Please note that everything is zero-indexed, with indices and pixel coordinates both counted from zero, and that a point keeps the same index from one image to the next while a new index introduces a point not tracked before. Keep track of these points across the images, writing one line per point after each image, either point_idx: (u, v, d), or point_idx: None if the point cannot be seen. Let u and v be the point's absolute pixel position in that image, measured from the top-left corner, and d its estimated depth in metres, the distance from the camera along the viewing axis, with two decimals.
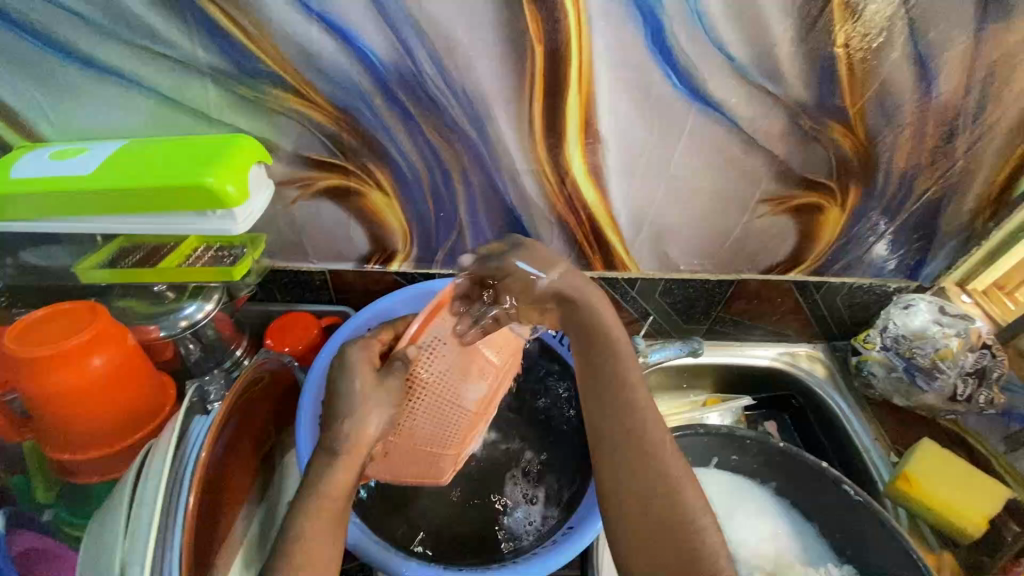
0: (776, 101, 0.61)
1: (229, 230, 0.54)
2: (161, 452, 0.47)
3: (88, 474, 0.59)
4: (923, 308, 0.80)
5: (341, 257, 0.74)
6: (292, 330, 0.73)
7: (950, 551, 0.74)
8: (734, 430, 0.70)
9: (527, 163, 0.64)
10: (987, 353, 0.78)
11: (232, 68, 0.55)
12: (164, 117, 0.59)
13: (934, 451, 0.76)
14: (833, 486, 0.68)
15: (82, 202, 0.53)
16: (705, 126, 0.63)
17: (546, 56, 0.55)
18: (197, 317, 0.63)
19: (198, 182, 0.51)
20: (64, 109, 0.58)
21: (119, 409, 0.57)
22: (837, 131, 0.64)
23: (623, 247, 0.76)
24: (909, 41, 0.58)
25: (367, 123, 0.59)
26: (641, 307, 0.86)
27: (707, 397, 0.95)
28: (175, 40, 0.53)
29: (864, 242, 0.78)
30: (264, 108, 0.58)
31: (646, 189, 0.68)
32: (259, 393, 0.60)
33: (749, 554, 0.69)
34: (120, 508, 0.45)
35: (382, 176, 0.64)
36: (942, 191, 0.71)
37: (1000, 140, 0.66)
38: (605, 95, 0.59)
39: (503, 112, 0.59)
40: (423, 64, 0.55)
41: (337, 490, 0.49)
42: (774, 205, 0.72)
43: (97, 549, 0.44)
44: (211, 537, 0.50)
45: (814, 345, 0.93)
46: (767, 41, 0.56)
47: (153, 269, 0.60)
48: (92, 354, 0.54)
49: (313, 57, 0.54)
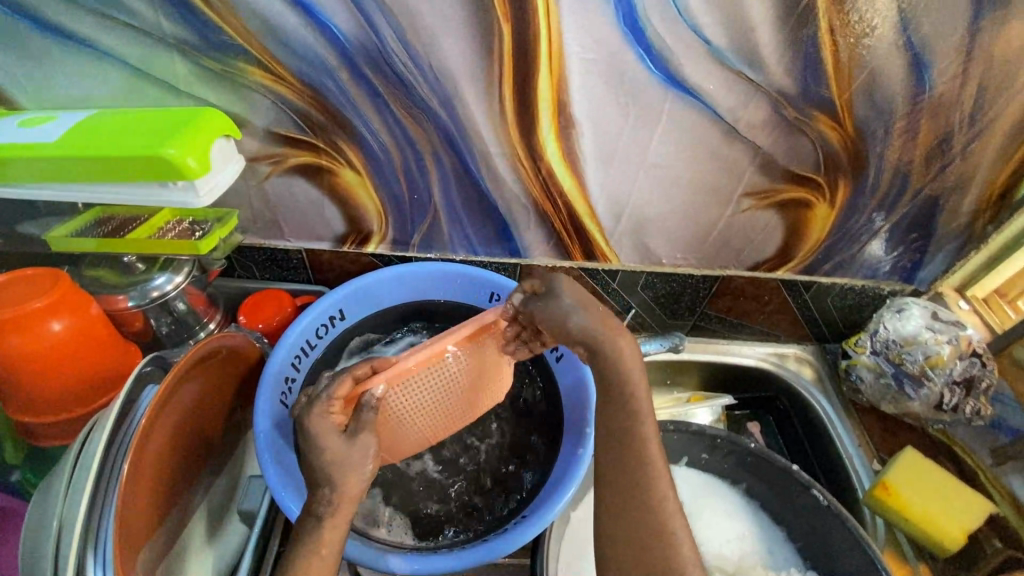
0: (758, 88, 0.59)
1: (191, 203, 0.54)
2: (103, 422, 0.47)
3: (53, 438, 0.59)
4: (916, 313, 0.76)
5: (318, 236, 0.74)
6: (265, 307, 0.73)
7: (926, 565, 0.71)
8: (704, 428, 0.69)
9: (500, 146, 0.63)
10: (977, 362, 0.74)
11: (197, 39, 0.54)
12: (134, 88, 0.59)
13: (916, 461, 0.73)
14: (801, 489, 0.66)
15: (43, 168, 0.53)
16: (684, 114, 0.61)
17: (514, 35, 0.54)
18: (167, 288, 0.64)
19: (157, 154, 0.51)
20: (36, 78, 0.58)
21: (80, 376, 0.57)
22: (824, 124, 0.62)
23: (603, 237, 0.74)
24: (902, 29, 0.55)
25: (335, 100, 0.59)
26: (622, 300, 0.84)
27: (691, 395, 0.92)
28: (140, 11, 0.52)
29: (857, 241, 0.75)
30: (233, 83, 0.58)
31: (623, 179, 0.67)
32: (218, 365, 0.60)
33: (711, 554, 0.68)
34: (61, 473, 0.45)
35: (354, 156, 0.64)
36: (939, 190, 0.68)
37: (1000, 139, 0.63)
38: (578, 78, 0.57)
39: (473, 95, 0.58)
40: (389, 40, 0.54)
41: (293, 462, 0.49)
42: (759, 199, 0.70)
43: (37, 510, 0.45)
44: (163, 501, 0.51)
45: (803, 346, 0.90)
46: (746, 24, 0.54)
47: (123, 239, 0.61)
48: (52, 319, 0.53)
49: (278, 31, 0.54)
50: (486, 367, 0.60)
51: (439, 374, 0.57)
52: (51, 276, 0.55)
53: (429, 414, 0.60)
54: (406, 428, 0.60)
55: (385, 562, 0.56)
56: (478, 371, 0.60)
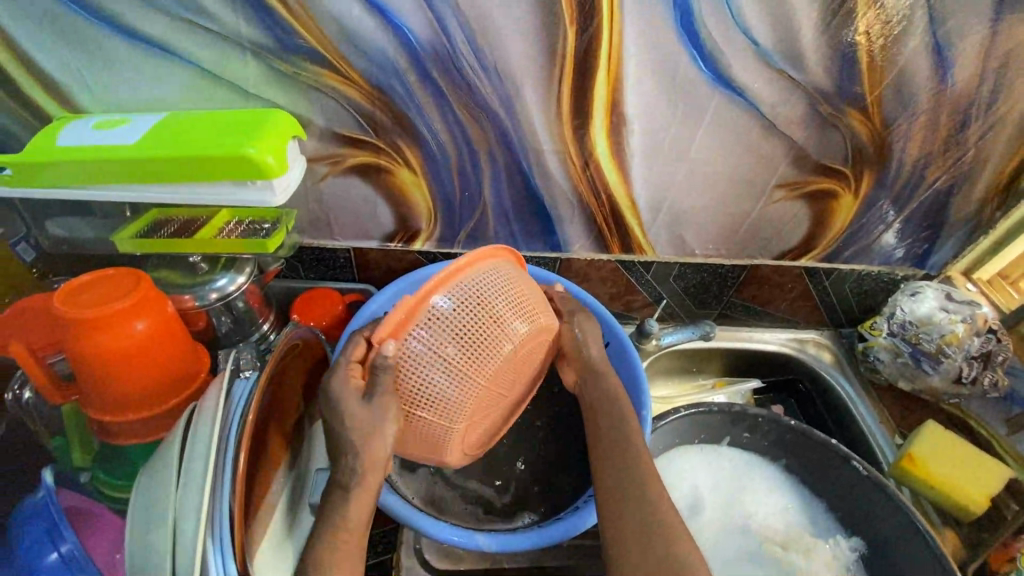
0: (798, 86, 0.63)
1: (269, 201, 0.56)
2: (209, 411, 0.49)
3: (128, 436, 0.60)
4: (930, 295, 0.82)
5: (366, 235, 0.76)
6: (319, 304, 0.75)
7: (952, 529, 0.77)
8: (746, 408, 0.73)
9: (554, 144, 0.66)
10: (993, 338, 0.80)
11: (272, 43, 0.56)
12: (202, 91, 0.60)
13: (938, 432, 0.78)
14: (840, 461, 0.70)
15: (124, 170, 0.54)
16: (727, 110, 0.64)
17: (578, 36, 0.57)
18: (229, 288, 0.65)
19: (241, 154, 0.52)
20: (106, 83, 0.59)
21: (159, 373, 0.58)
22: (855, 119, 0.66)
23: (642, 230, 0.78)
24: (929, 29, 0.60)
25: (401, 101, 0.61)
26: (654, 291, 0.88)
27: (715, 380, 0.97)
28: (219, 15, 0.54)
29: (874, 230, 0.80)
30: (301, 84, 0.59)
31: (667, 173, 0.70)
32: (292, 361, 0.61)
33: (759, 525, 0.71)
34: (171, 464, 0.46)
35: (412, 155, 0.66)
36: (953, 178, 0.73)
37: (1012, 129, 0.68)
38: (633, 77, 0.61)
39: (533, 95, 0.61)
40: (458, 43, 0.57)
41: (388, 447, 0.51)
42: (789, 190, 0.74)
43: (149, 500, 0.46)
44: (251, 491, 0.52)
45: (821, 331, 0.95)
46: (790, 25, 0.58)
47: (190, 239, 0.62)
48: (136, 319, 0.54)
49: (352, 34, 0.56)
50: (485, 326, 0.55)
51: (438, 350, 0.53)
52: (132, 276, 0.56)
53: (449, 399, 0.55)
54: (433, 421, 0.55)
55: (473, 541, 0.59)
56: (482, 335, 0.55)
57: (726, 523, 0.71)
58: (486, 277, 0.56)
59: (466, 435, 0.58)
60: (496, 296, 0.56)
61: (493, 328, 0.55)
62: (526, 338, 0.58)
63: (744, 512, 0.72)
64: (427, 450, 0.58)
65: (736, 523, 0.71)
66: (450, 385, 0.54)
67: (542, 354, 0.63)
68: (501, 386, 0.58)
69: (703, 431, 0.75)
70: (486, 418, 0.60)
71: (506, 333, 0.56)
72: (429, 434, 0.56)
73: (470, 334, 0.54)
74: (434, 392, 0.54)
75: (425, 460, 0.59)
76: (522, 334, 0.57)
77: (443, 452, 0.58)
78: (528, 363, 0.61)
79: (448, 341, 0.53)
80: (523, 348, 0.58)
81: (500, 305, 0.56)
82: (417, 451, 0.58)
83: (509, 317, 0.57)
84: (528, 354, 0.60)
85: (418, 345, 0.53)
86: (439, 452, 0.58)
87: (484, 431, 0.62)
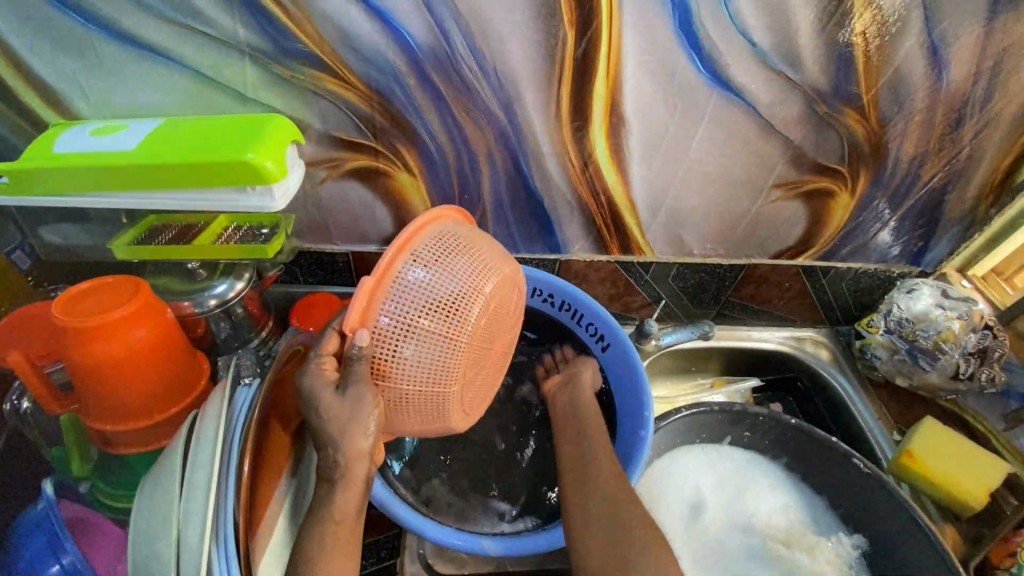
0: (795, 86, 0.63)
1: (268, 207, 0.55)
2: (211, 419, 0.48)
3: (127, 445, 0.59)
4: (925, 292, 0.82)
5: (364, 239, 0.75)
6: (317, 311, 0.74)
7: (951, 525, 0.77)
8: (747, 407, 0.73)
9: (553, 146, 0.66)
10: (989, 334, 0.81)
11: (271, 47, 0.56)
12: (199, 96, 0.59)
13: (936, 428, 0.79)
14: (841, 459, 0.71)
15: (121, 176, 0.54)
16: (725, 111, 0.65)
17: (577, 38, 0.57)
18: (228, 295, 0.64)
19: (240, 159, 0.52)
20: (102, 88, 0.58)
21: (158, 381, 0.57)
22: (851, 118, 0.67)
23: (641, 231, 0.78)
24: (924, 29, 0.60)
25: (400, 104, 0.61)
26: (653, 291, 0.88)
27: (714, 379, 0.98)
28: (217, 19, 0.54)
29: (871, 228, 0.81)
30: (300, 89, 0.59)
31: (665, 174, 0.70)
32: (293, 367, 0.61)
33: (761, 523, 0.72)
34: (174, 472, 0.46)
35: (411, 159, 0.66)
36: (948, 176, 0.74)
37: (1005, 127, 0.69)
38: (631, 78, 0.61)
39: (533, 98, 0.61)
40: (457, 45, 0.57)
41: None
42: (786, 190, 0.74)
43: (152, 509, 0.45)
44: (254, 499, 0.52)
45: (818, 329, 0.96)
46: (788, 25, 0.58)
47: (189, 245, 0.62)
48: (136, 327, 0.54)
49: (352, 38, 0.55)
50: (452, 287, 0.54)
51: (410, 321, 0.52)
52: (131, 284, 0.55)
53: (437, 367, 0.53)
54: (428, 390, 0.54)
55: (478, 544, 0.60)
56: (454, 297, 0.53)
57: (728, 522, 0.72)
58: (442, 240, 0.55)
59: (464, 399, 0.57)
60: (457, 255, 0.55)
61: (465, 288, 0.54)
62: (497, 289, 0.57)
63: (746, 510, 0.73)
64: (428, 422, 0.57)
65: (739, 521, 0.72)
66: (434, 353, 0.53)
67: (519, 309, 0.63)
68: (485, 345, 0.57)
69: (704, 431, 0.75)
70: (477, 381, 0.59)
71: (479, 288, 0.55)
72: (430, 405, 0.55)
73: (439, 299, 0.53)
74: (420, 362, 0.53)
75: (428, 433, 0.58)
76: (492, 284, 0.56)
77: (445, 420, 0.57)
78: (509, 318, 0.61)
79: (418, 311, 0.52)
80: (498, 301, 0.57)
81: (464, 263, 0.55)
82: (416, 426, 0.56)
83: (477, 272, 0.55)
84: (504, 309, 0.59)
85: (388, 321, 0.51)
86: (444, 422, 0.57)
87: (479, 397, 0.61)
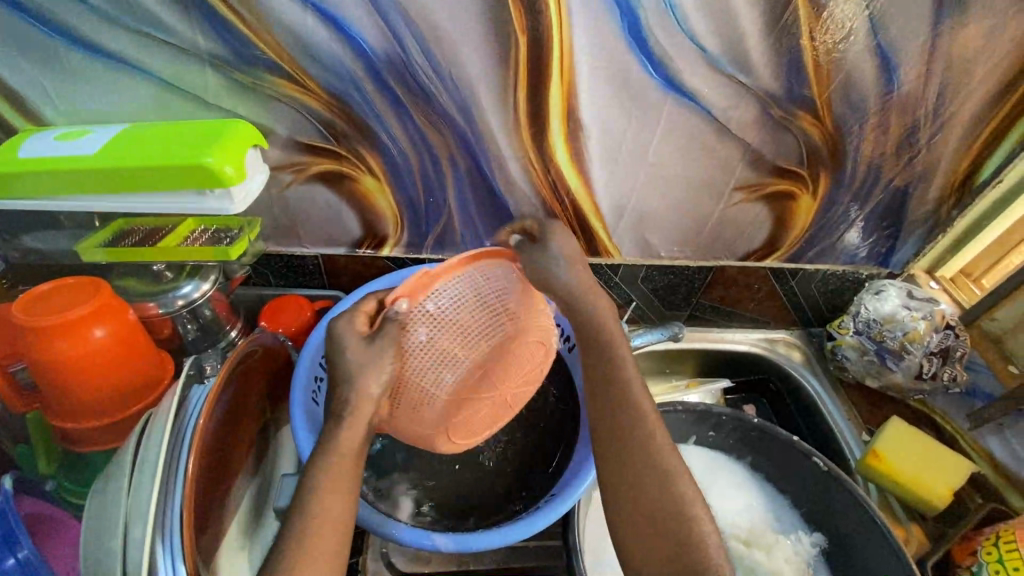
0: (748, 89, 0.64)
1: (227, 210, 0.57)
2: (162, 416, 0.49)
3: (89, 443, 0.60)
4: (893, 293, 0.83)
5: (334, 242, 0.77)
6: (287, 311, 0.75)
7: (917, 524, 0.78)
8: (710, 407, 0.74)
9: (513, 149, 0.67)
10: (951, 334, 0.81)
11: (231, 55, 0.57)
12: (166, 103, 0.61)
13: (903, 428, 0.79)
14: (802, 457, 0.72)
15: (84, 180, 0.55)
16: (680, 115, 0.66)
17: (528, 44, 0.58)
18: (194, 296, 0.65)
19: (198, 163, 0.53)
20: (68, 95, 0.60)
21: (119, 380, 0.59)
22: (806, 121, 0.68)
23: (606, 233, 0.79)
24: (871, 34, 0.61)
25: (360, 109, 0.62)
26: (624, 293, 0.89)
27: (688, 380, 0.96)
28: (176, 28, 0.55)
29: (837, 229, 0.82)
30: (262, 95, 0.61)
31: (626, 177, 0.72)
32: (254, 366, 0.63)
33: (723, 523, 0.72)
34: (122, 470, 0.47)
35: (374, 162, 0.67)
36: (908, 179, 0.75)
37: (960, 130, 0.70)
38: (585, 83, 0.62)
39: (490, 102, 0.63)
40: (412, 52, 0.58)
41: (344, 448, 0.52)
42: (748, 193, 0.76)
43: (100, 504, 0.46)
44: (208, 499, 0.52)
45: (790, 331, 0.96)
46: (736, 31, 0.59)
47: (154, 248, 0.63)
48: (96, 326, 0.55)
49: (308, 46, 0.57)
50: (478, 311, 0.62)
51: (445, 314, 0.60)
52: (93, 285, 0.57)
53: (443, 367, 0.61)
54: (422, 387, 0.60)
55: (431, 540, 0.60)
56: (481, 318, 0.62)
57: None
58: (491, 267, 0.63)
59: (445, 417, 0.61)
60: (491, 284, 0.62)
61: (487, 315, 0.62)
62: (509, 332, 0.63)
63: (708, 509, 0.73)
64: (411, 420, 0.61)
65: None
66: (449, 351, 0.61)
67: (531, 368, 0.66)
68: (486, 374, 0.63)
69: (669, 431, 0.75)
70: (466, 405, 0.62)
71: (495, 322, 0.62)
72: (422, 406, 0.60)
73: (472, 314, 0.62)
74: (434, 354, 0.60)
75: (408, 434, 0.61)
76: (505, 325, 0.63)
77: (424, 422, 0.61)
78: (516, 369, 0.64)
79: (459, 310, 0.61)
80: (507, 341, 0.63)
81: (497, 293, 0.62)
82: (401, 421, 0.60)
83: (494, 307, 0.62)
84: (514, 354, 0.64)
85: (431, 307, 0.59)
86: (426, 430, 0.61)
87: (467, 424, 0.63)
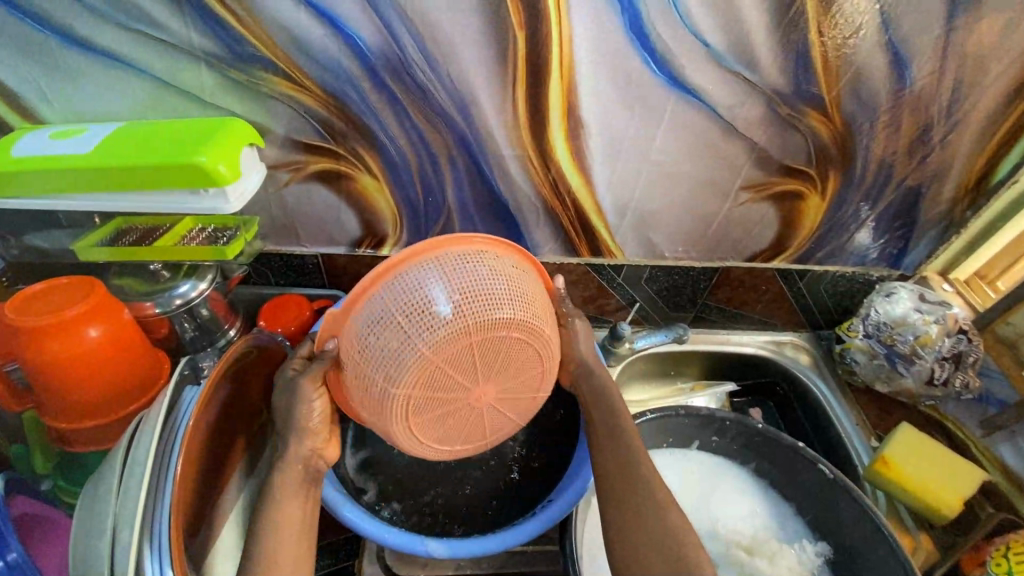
0: (753, 86, 0.63)
1: (222, 209, 0.56)
2: (152, 420, 0.49)
3: (84, 443, 0.60)
4: (904, 296, 0.81)
5: (333, 241, 0.76)
6: (285, 310, 0.75)
7: (926, 534, 0.75)
8: (714, 411, 0.72)
9: (513, 148, 0.66)
10: (964, 338, 0.79)
11: (225, 53, 0.57)
12: (162, 101, 0.61)
13: (912, 435, 0.77)
14: (807, 464, 0.70)
15: (78, 179, 0.55)
16: (684, 112, 0.64)
17: (526, 40, 0.57)
18: (191, 295, 0.65)
19: (191, 161, 0.53)
20: (63, 92, 0.60)
21: (114, 380, 0.58)
22: (815, 119, 0.66)
23: (609, 233, 0.78)
24: (882, 30, 0.59)
25: (356, 107, 0.61)
26: (628, 294, 0.87)
27: (694, 383, 0.96)
28: (169, 25, 0.55)
29: (847, 229, 0.79)
30: (257, 92, 0.60)
31: (628, 176, 0.70)
32: (248, 367, 0.62)
33: (725, 529, 0.70)
34: (111, 472, 0.47)
35: (372, 161, 0.66)
36: (920, 179, 0.73)
37: (975, 128, 0.68)
38: (586, 80, 0.61)
39: (488, 100, 0.61)
40: (408, 48, 0.57)
41: None
42: (755, 192, 0.74)
43: (89, 508, 0.46)
44: (202, 500, 0.52)
45: (798, 333, 0.94)
46: (741, 26, 0.58)
47: (150, 247, 0.63)
48: (89, 326, 0.55)
49: (303, 43, 0.56)
50: (405, 324, 0.52)
51: (369, 333, 0.53)
52: (86, 284, 0.57)
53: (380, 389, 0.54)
54: (370, 407, 0.55)
55: (424, 547, 0.60)
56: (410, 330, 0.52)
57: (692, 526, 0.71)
58: (430, 268, 0.54)
59: (409, 432, 0.57)
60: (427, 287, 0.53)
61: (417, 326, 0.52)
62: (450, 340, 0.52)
63: (710, 516, 0.71)
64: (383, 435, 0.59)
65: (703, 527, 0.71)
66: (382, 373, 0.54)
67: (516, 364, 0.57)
68: (438, 387, 0.55)
69: (671, 435, 0.74)
70: (435, 419, 0.57)
71: (428, 331, 0.52)
72: (381, 427, 0.57)
73: (397, 330, 0.52)
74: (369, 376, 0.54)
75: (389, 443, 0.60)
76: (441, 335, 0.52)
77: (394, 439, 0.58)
78: (487, 372, 0.56)
79: (381, 328, 0.53)
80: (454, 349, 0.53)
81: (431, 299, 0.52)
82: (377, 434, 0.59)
83: (428, 315, 0.52)
84: (475, 360, 0.55)
85: (358, 328, 0.54)
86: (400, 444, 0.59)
87: (446, 434, 0.59)
